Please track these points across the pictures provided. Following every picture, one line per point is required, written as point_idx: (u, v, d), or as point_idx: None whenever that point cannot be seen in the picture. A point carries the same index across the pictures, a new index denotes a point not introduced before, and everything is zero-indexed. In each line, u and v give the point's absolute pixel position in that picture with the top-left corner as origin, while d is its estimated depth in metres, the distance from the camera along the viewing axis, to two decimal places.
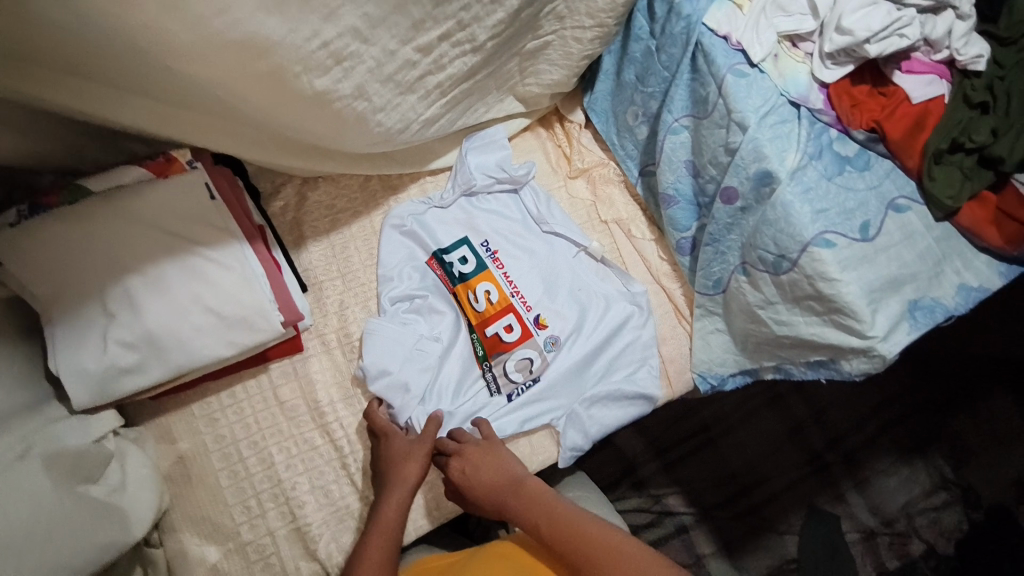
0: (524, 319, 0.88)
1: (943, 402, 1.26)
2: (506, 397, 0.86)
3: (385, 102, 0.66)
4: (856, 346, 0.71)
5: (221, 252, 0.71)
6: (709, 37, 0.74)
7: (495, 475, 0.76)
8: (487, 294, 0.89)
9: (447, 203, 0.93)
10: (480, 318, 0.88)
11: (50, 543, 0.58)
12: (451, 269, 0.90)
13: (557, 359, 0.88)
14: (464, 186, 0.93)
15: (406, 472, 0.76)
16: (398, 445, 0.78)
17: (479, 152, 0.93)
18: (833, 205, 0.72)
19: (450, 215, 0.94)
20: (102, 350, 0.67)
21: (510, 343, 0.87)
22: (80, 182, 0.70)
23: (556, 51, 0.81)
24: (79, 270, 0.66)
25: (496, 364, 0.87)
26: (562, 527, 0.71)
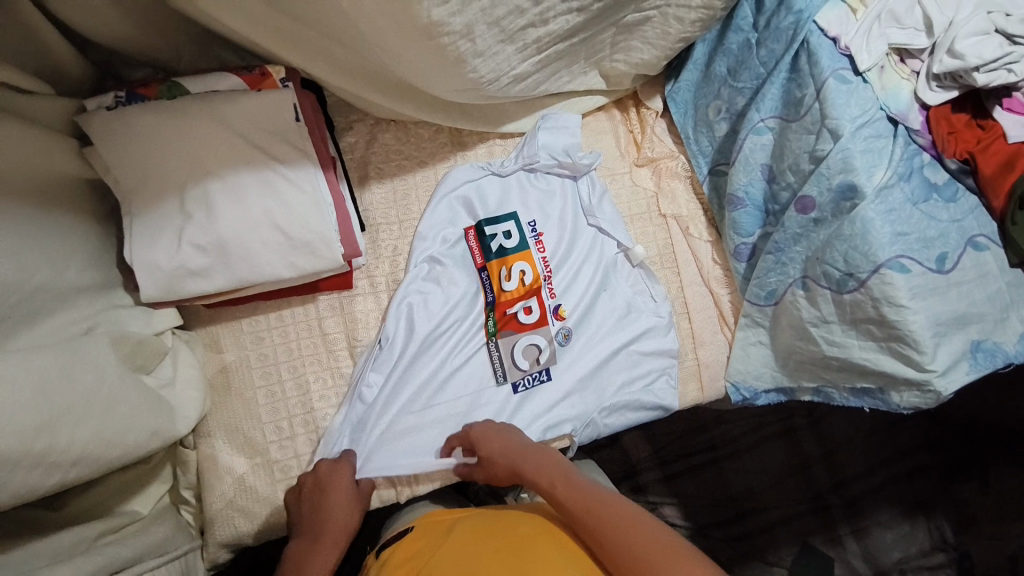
0: (545, 306, 0.88)
1: (959, 463, 1.23)
2: (511, 386, 0.86)
3: (485, 48, 0.65)
4: (912, 378, 0.71)
5: (297, 173, 0.73)
6: (817, 36, 0.73)
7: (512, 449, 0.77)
8: (521, 274, 0.88)
9: (506, 171, 0.93)
10: (504, 298, 0.88)
11: (107, 417, 0.60)
12: (490, 242, 0.89)
13: (566, 350, 0.89)
14: (524, 161, 0.92)
15: (340, 523, 0.75)
16: (338, 494, 0.75)
17: (550, 133, 0.93)
18: (914, 231, 0.70)
19: (505, 184, 0.93)
20: (175, 247, 0.69)
21: (525, 325, 0.87)
22: (178, 80, 0.72)
23: (653, 29, 0.80)
24: (162, 166, 0.68)
25: (503, 343, 0.87)
26: (577, 494, 0.69)
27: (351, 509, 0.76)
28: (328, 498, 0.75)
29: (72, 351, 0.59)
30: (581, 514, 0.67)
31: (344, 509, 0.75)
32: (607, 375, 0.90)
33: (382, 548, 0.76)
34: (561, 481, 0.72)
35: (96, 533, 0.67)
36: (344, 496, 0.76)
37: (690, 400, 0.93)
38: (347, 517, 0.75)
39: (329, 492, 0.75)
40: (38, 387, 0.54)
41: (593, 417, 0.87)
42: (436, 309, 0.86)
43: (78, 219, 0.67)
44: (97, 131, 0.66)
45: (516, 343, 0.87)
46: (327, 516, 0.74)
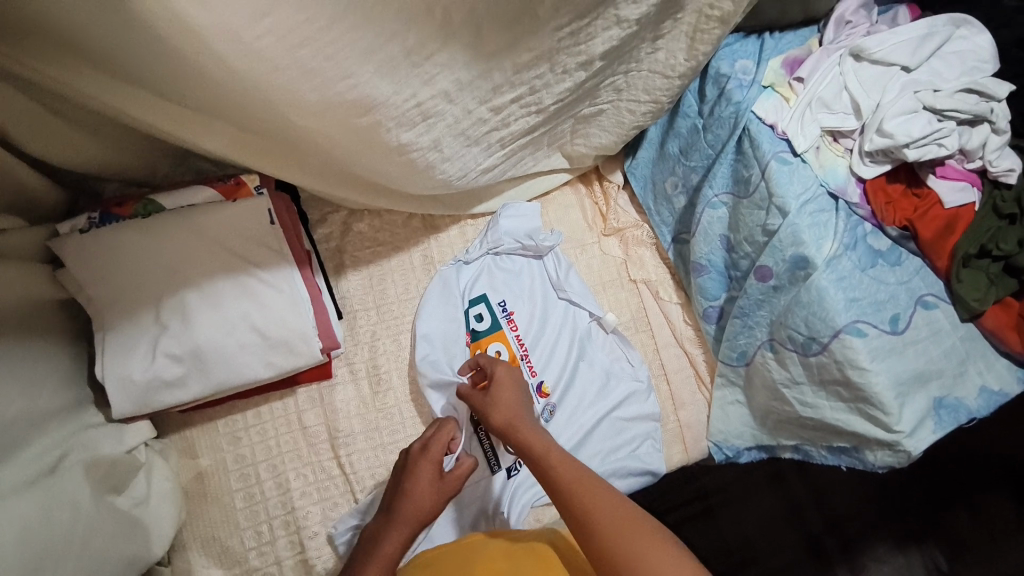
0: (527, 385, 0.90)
1: (943, 487, 1.25)
2: (505, 472, 0.86)
3: (453, 153, 0.68)
4: (882, 438, 0.73)
5: (275, 275, 0.74)
6: (756, 124, 0.79)
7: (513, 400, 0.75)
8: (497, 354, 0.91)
9: (471, 258, 0.95)
10: None
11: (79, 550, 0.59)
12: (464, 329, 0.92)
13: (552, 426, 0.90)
14: (490, 247, 0.95)
15: (417, 506, 0.70)
16: (423, 477, 0.72)
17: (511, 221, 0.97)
18: (865, 296, 0.75)
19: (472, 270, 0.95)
20: (150, 361, 0.68)
21: None
22: (154, 196, 0.73)
23: (608, 118, 0.85)
24: (136, 280, 0.69)
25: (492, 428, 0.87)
26: (568, 465, 0.67)
27: (432, 495, 0.71)
28: (411, 478, 0.72)
29: (49, 492, 0.58)
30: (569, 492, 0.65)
31: (424, 493, 0.71)
32: (592, 447, 0.90)
33: None
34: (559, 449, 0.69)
35: None
36: (427, 482, 0.72)
37: (675, 462, 0.94)
38: (428, 503, 0.71)
39: (412, 476, 0.72)
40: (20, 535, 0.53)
41: None
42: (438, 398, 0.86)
43: (48, 342, 0.66)
44: (71, 251, 0.67)
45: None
46: (408, 490, 0.71)
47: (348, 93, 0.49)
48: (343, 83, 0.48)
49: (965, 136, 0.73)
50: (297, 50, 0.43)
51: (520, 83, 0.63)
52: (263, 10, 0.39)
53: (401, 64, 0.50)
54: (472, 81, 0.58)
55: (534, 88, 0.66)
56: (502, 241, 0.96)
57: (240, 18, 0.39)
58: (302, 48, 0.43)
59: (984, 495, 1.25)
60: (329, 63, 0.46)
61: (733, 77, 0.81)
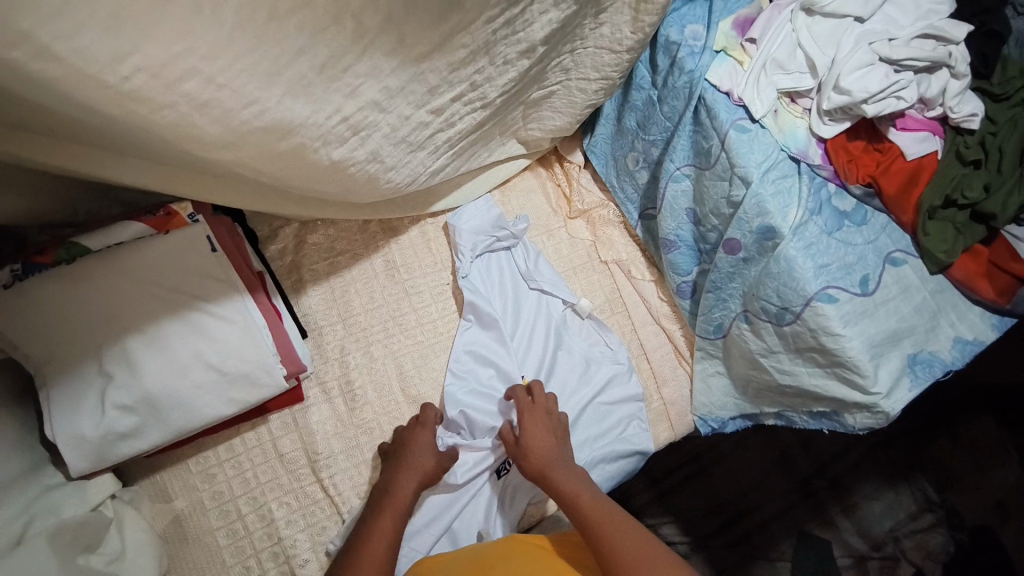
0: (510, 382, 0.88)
1: (927, 423, 1.28)
2: (493, 472, 0.84)
3: (396, 161, 0.64)
4: (860, 401, 0.73)
5: (224, 306, 0.70)
6: (711, 92, 0.76)
7: (546, 444, 0.79)
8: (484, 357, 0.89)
9: (464, 271, 0.91)
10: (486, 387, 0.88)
11: None
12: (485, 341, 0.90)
13: None
14: (471, 252, 0.91)
15: (423, 458, 0.77)
16: (424, 442, 0.79)
17: (473, 218, 0.94)
18: (834, 260, 0.74)
19: (472, 284, 0.91)
20: (99, 415, 0.64)
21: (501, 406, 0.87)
22: (76, 239, 0.68)
23: (560, 100, 0.82)
24: (72, 331, 0.64)
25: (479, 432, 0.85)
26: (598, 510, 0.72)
27: (436, 462, 0.78)
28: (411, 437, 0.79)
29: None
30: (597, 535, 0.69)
31: (425, 450, 0.78)
32: (579, 434, 0.89)
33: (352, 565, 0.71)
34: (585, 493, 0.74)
35: None
36: (427, 451, 0.79)
37: (664, 440, 0.94)
38: (432, 458, 0.78)
39: (412, 446, 0.78)
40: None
41: None
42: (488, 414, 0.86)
43: None
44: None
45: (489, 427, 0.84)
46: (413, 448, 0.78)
47: (257, 121, 0.45)
48: (249, 110, 0.44)
49: (923, 85, 0.72)
50: (180, 86, 0.39)
51: (458, 81, 0.59)
52: (130, 47, 0.35)
53: (315, 81, 0.45)
54: (404, 87, 0.53)
55: (475, 84, 0.62)
56: (476, 242, 0.92)
57: (103, 61, 0.35)
58: (184, 82, 0.39)
59: (965, 421, 1.28)
60: (224, 93, 0.41)
61: (683, 45, 0.77)
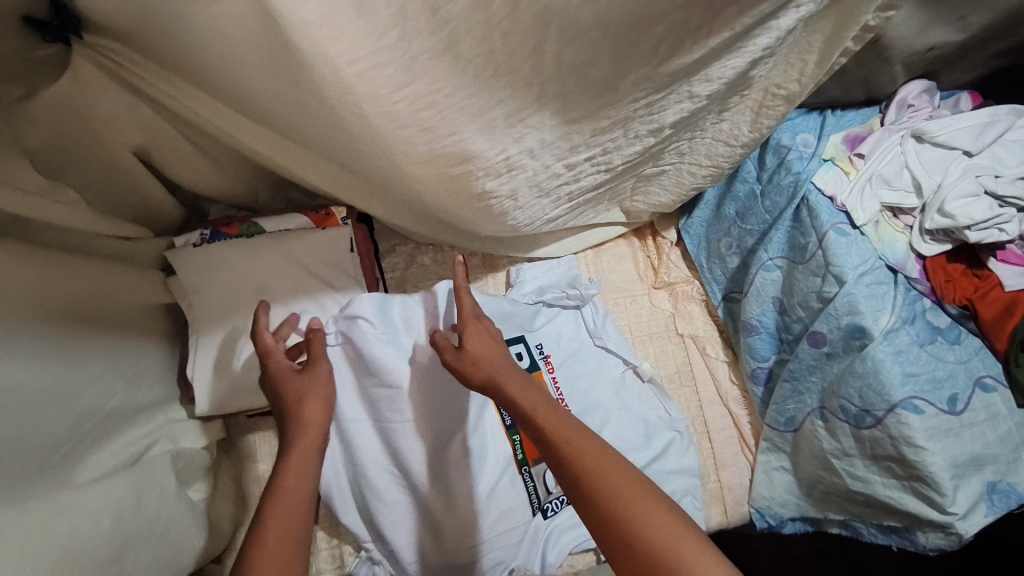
0: None
1: None
2: (541, 513, 0.83)
3: (524, 203, 0.74)
4: (935, 520, 0.71)
5: (348, 298, 0.82)
6: (816, 194, 0.82)
7: (489, 359, 0.67)
8: None
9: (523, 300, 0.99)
10: None
11: (166, 534, 0.59)
12: None
13: None
14: (534, 294, 1.00)
15: (303, 409, 0.63)
16: (290, 373, 0.66)
17: (542, 273, 1.02)
18: (923, 371, 0.74)
19: (519, 314, 0.98)
20: (233, 366, 0.75)
21: None
22: (257, 220, 0.82)
23: (669, 178, 0.91)
24: (231, 292, 0.76)
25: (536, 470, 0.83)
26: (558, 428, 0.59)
27: (314, 388, 0.66)
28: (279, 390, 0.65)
29: (136, 476, 0.58)
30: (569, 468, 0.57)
31: (298, 396, 0.65)
32: None
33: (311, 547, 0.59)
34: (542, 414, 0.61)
35: None
36: (293, 381, 0.66)
37: (715, 524, 0.92)
38: (312, 400, 0.64)
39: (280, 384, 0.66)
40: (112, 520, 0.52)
41: None
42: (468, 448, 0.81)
43: (150, 340, 0.72)
44: (180, 263, 0.75)
45: (550, 469, 0.84)
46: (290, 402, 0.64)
47: (452, 146, 0.56)
48: (449, 138, 0.55)
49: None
50: (420, 112, 0.51)
51: (594, 145, 0.69)
52: (402, 82, 0.48)
53: (500, 124, 0.57)
54: (554, 141, 0.64)
55: (606, 149, 0.71)
56: (546, 291, 1.01)
57: (374, 84, 0.47)
58: (424, 111, 0.51)
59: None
60: (441, 122, 0.53)
61: (793, 149, 0.84)
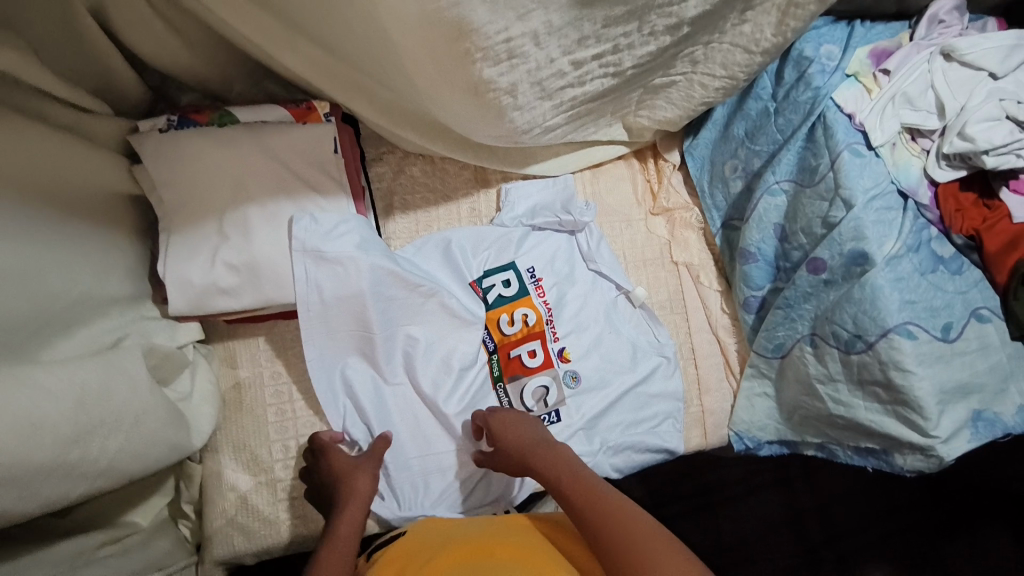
0: (548, 348, 0.90)
1: (947, 521, 1.18)
2: None
3: (525, 103, 0.68)
4: (915, 442, 0.73)
5: (330, 204, 0.77)
6: (834, 111, 0.78)
7: (523, 439, 0.77)
8: (523, 318, 0.91)
9: (512, 224, 0.96)
10: (506, 340, 0.90)
11: (141, 427, 0.58)
12: (489, 294, 0.92)
13: (573, 393, 0.90)
14: (526, 217, 0.96)
15: (355, 489, 0.73)
16: (342, 457, 0.75)
17: (536, 193, 0.98)
18: (921, 300, 0.73)
19: (505, 239, 0.95)
20: (209, 266, 0.71)
21: (530, 368, 0.89)
22: (229, 108, 0.75)
23: (678, 92, 0.84)
24: (205, 186, 0.71)
25: (511, 386, 0.88)
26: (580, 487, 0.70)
27: (367, 472, 0.75)
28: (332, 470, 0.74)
29: (108, 363, 0.56)
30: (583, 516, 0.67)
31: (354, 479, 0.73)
32: (611, 418, 0.90)
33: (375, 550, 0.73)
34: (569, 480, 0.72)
35: (96, 544, 0.65)
36: (347, 464, 0.75)
37: (693, 446, 0.94)
38: (361, 484, 0.74)
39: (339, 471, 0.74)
40: (78, 401, 0.50)
41: (602, 456, 0.88)
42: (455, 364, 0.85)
43: (119, 231, 0.68)
44: (147, 149, 0.69)
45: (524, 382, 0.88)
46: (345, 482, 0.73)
47: (449, 12, 0.49)
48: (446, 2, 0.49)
49: None
50: None
51: (604, 39, 0.63)
52: None
53: None
54: (562, 27, 0.58)
55: (618, 46, 0.65)
56: (537, 214, 0.97)
57: None
58: None
59: (986, 534, 1.17)
60: None
61: (815, 61, 0.78)
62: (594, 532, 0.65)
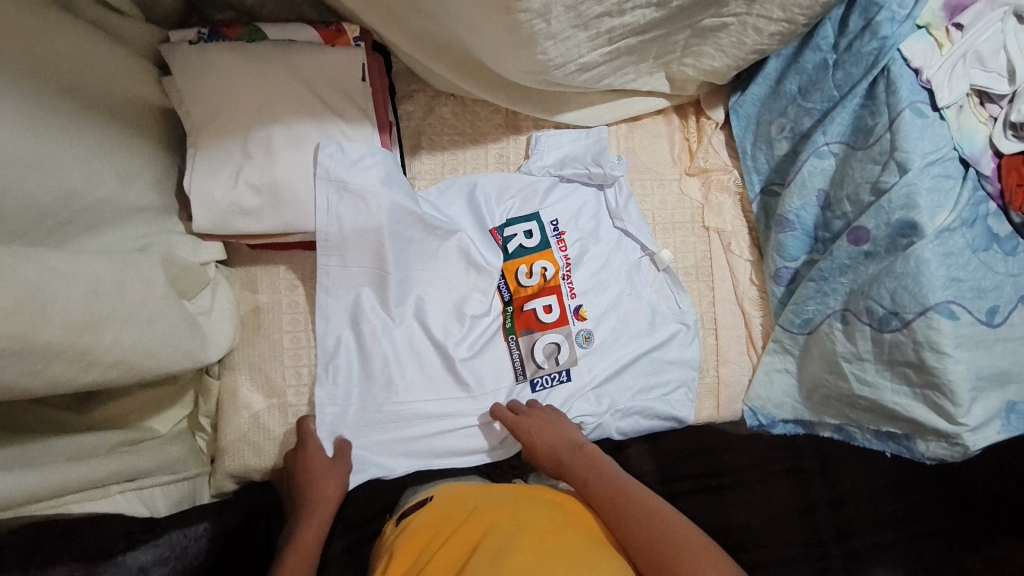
0: (565, 305, 0.88)
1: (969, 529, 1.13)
2: (529, 384, 0.86)
3: (558, 32, 0.65)
4: (940, 429, 0.68)
5: (354, 131, 0.77)
6: (899, 65, 0.72)
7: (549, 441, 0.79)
8: (542, 271, 0.89)
9: (539, 173, 0.93)
10: (522, 293, 0.88)
11: (154, 325, 0.59)
12: (508, 243, 0.89)
13: (583, 353, 0.88)
14: (554, 166, 0.93)
15: (320, 495, 0.76)
16: (317, 461, 0.76)
17: (567, 144, 0.94)
18: (969, 279, 0.68)
19: (530, 188, 0.93)
20: (231, 185, 0.71)
21: (544, 323, 0.87)
22: (259, 25, 0.75)
23: (729, 36, 0.79)
24: (231, 103, 0.71)
25: (523, 340, 0.86)
26: (611, 490, 0.75)
27: (333, 479, 0.76)
28: (302, 472, 0.76)
29: (123, 261, 0.58)
30: (614, 514, 0.73)
31: (319, 484, 0.76)
32: (623, 381, 0.88)
33: (402, 516, 0.79)
34: (596, 482, 0.76)
35: (116, 442, 0.68)
36: (318, 469, 0.76)
37: (704, 417, 0.91)
38: (329, 490, 0.76)
39: (305, 471, 0.76)
40: (89, 290, 0.52)
41: (610, 416, 0.87)
42: (468, 314, 0.84)
43: (145, 141, 0.69)
44: (177, 61, 0.70)
45: (536, 336, 0.86)
46: (308, 485, 0.76)
47: None
48: None
49: None
50: None
51: None
52: None
53: None
54: None
55: None
56: (566, 164, 0.93)
57: None
58: None
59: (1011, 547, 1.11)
60: None
61: (886, 7, 0.72)
62: (625, 530, 0.70)
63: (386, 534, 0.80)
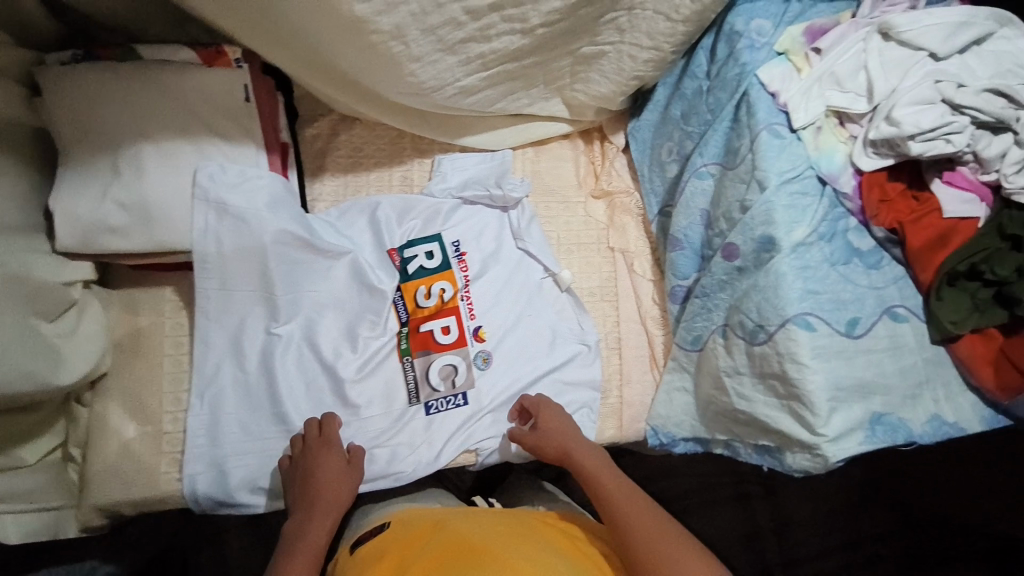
0: (463, 327, 0.87)
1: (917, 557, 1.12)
2: (424, 407, 0.84)
3: (424, 54, 0.70)
4: (804, 440, 0.69)
5: (236, 151, 0.78)
6: (757, 89, 0.75)
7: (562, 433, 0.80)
8: (440, 291, 0.88)
9: (441, 195, 0.93)
10: (418, 314, 0.87)
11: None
12: (408, 264, 0.89)
13: (479, 374, 0.87)
14: (455, 188, 0.94)
15: (338, 494, 0.74)
16: (335, 459, 0.75)
17: (470, 167, 0.96)
18: (827, 292, 0.70)
19: (432, 209, 0.93)
20: (98, 203, 0.71)
21: (441, 344, 0.86)
22: (135, 46, 0.75)
23: (609, 63, 0.83)
24: (100, 121, 0.71)
25: (418, 362, 0.85)
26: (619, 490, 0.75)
27: (347, 477, 0.75)
28: (320, 467, 0.74)
29: None
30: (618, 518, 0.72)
31: (336, 482, 0.74)
32: None
33: (357, 543, 0.74)
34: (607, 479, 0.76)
35: None
36: (336, 468, 0.75)
37: (607, 438, 0.90)
38: (345, 487, 0.75)
39: (320, 467, 0.74)
40: None
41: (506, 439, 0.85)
42: (359, 336, 0.84)
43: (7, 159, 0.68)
44: (47, 81, 0.70)
45: (429, 358, 0.85)
46: (323, 481, 0.73)
47: None
48: None
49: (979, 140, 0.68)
50: None
51: None
52: None
53: None
54: None
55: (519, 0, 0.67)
56: (467, 186, 0.94)
57: None
58: None
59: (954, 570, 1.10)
60: None
61: (745, 36, 0.76)
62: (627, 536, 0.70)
63: (336, 561, 0.75)
